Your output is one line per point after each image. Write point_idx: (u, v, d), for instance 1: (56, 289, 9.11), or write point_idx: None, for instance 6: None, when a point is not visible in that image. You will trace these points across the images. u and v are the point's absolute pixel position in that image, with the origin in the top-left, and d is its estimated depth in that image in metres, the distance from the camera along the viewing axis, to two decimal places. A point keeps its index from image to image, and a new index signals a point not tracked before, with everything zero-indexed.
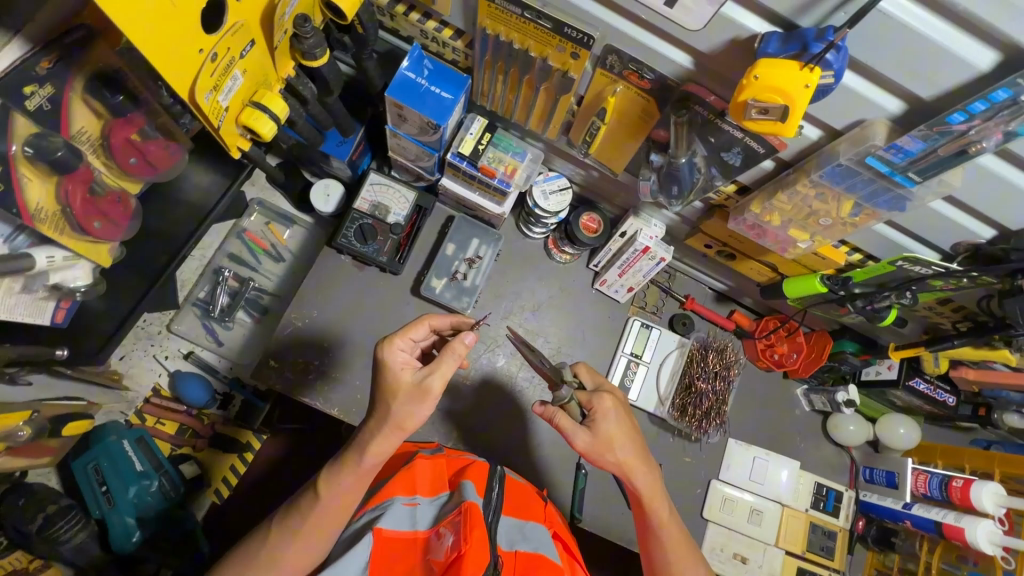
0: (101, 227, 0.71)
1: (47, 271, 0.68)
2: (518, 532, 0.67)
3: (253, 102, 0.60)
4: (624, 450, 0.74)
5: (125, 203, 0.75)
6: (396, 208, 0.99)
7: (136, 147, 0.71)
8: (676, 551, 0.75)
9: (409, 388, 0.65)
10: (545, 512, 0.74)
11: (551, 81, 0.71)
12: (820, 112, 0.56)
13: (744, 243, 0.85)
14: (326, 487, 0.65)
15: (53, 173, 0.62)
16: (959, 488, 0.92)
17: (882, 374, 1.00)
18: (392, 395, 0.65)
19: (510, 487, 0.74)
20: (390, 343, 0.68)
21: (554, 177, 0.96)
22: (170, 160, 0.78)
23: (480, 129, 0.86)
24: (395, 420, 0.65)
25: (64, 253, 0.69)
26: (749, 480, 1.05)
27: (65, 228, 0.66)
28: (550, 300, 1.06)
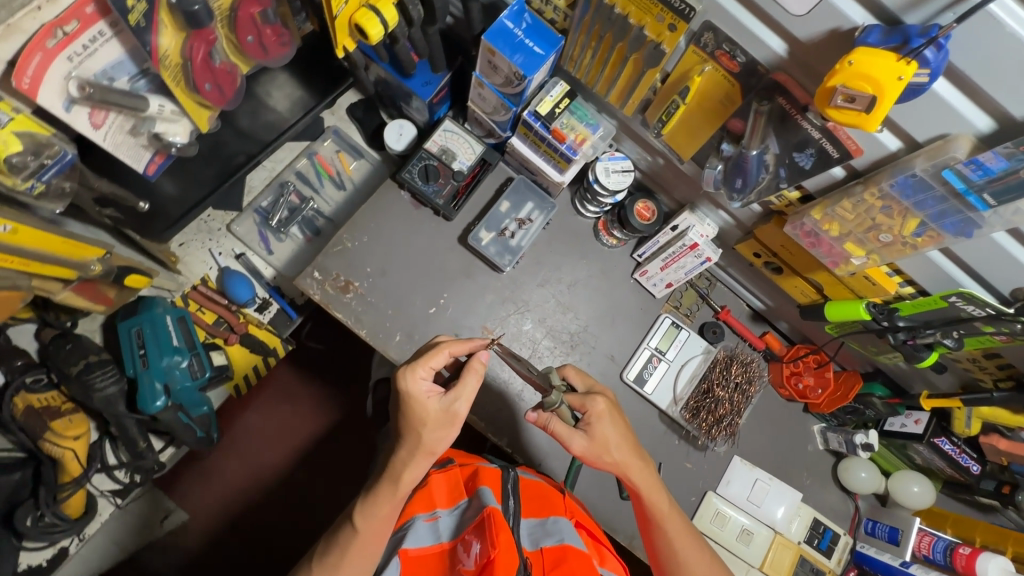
0: (211, 90, 0.77)
1: (155, 119, 0.75)
2: (541, 530, 0.69)
3: (370, 5, 0.71)
4: (616, 452, 0.76)
5: (234, 77, 0.80)
6: (462, 156, 1.03)
7: (255, 25, 0.76)
8: (685, 547, 0.77)
9: (438, 415, 0.71)
10: (566, 505, 0.76)
11: (642, 52, 0.73)
12: (905, 118, 0.56)
13: (795, 256, 0.85)
14: (359, 520, 0.70)
15: (184, 27, 0.67)
16: (964, 557, 0.89)
17: (906, 427, 0.98)
18: (422, 424, 0.71)
19: (526, 487, 0.77)
20: (412, 373, 0.71)
21: (620, 158, 0.98)
22: (280, 49, 0.83)
23: (561, 93, 0.90)
24: (426, 445, 0.71)
25: (173, 107, 0.76)
26: (745, 500, 1.03)
27: (181, 80, 0.73)
28: (587, 279, 1.08)
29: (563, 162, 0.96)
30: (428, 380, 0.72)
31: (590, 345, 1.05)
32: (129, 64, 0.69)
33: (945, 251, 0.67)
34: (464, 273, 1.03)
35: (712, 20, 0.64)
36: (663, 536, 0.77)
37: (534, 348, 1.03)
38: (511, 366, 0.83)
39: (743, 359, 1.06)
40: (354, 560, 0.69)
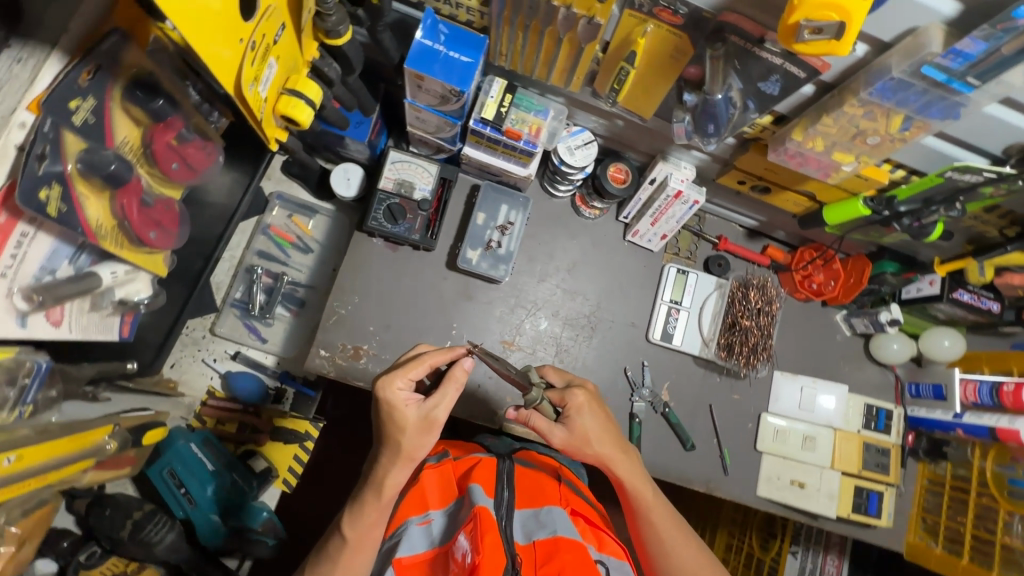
0: (157, 236, 0.73)
1: (112, 287, 0.72)
2: (534, 521, 0.66)
3: (288, 89, 0.65)
4: (602, 445, 0.76)
5: (172, 208, 0.77)
6: (420, 182, 0.98)
7: (176, 151, 0.72)
8: (673, 536, 0.76)
9: (416, 422, 0.70)
10: (563, 493, 0.73)
11: (575, 30, 0.68)
12: (871, 27, 0.54)
13: (781, 175, 0.84)
14: (346, 528, 0.69)
15: (106, 189, 0.63)
16: (1010, 394, 0.94)
17: (924, 291, 0.99)
18: (402, 433, 0.70)
19: (523, 477, 0.74)
20: (391, 382, 0.70)
21: (578, 131, 0.94)
22: (208, 161, 0.78)
23: (500, 91, 0.86)
24: (406, 451, 0.70)
25: (125, 267, 0.73)
26: (798, 410, 1.07)
27: (122, 240, 0.68)
28: (584, 258, 1.07)
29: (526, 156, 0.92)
30: (408, 389, 0.71)
31: (608, 320, 1.06)
32: (65, 246, 0.63)
33: (936, 134, 0.67)
34: (465, 296, 1.01)
35: None
36: (647, 520, 0.77)
37: (558, 342, 1.03)
38: (491, 367, 0.76)
39: (756, 282, 1.06)
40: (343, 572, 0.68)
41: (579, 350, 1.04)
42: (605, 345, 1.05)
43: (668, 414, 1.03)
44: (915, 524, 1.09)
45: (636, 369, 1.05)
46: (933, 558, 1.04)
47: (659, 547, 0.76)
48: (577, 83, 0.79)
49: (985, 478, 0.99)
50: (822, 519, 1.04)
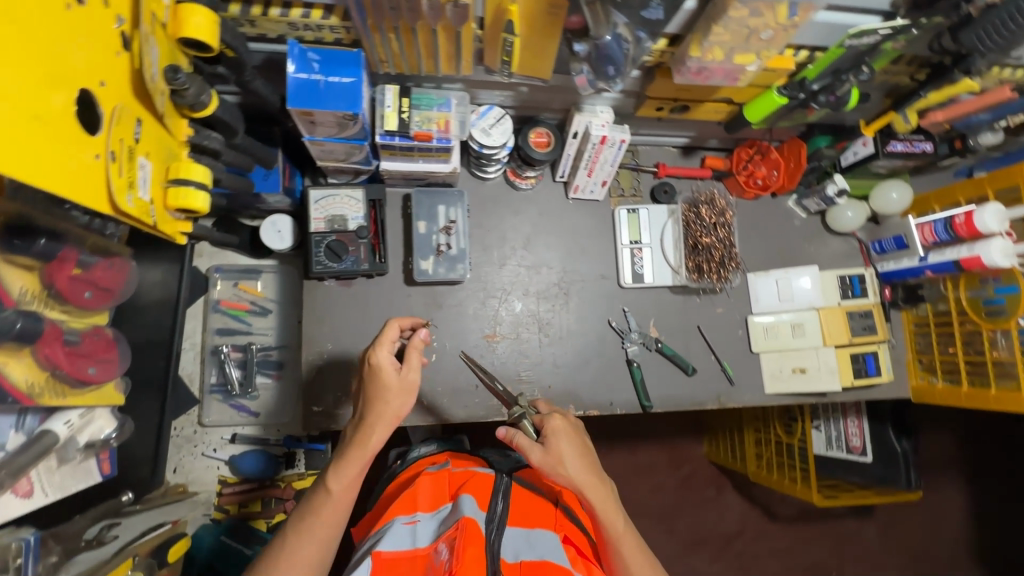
0: (96, 371, 0.79)
1: (74, 434, 0.78)
2: (522, 542, 0.72)
3: (172, 181, 0.65)
4: (573, 467, 0.79)
5: (101, 335, 0.82)
6: (351, 212, 0.95)
7: (82, 279, 0.75)
8: (637, 565, 0.80)
9: (394, 386, 0.74)
10: (557, 521, 0.80)
11: (446, 17, 0.66)
12: None
13: (694, 91, 0.84)
14: (332, 482, 0.74)
15: (22, 347, 0.67)
16: (964, 224, 0.98)
17: (860, 154, 1.02)
18: (382, 397, 0.74)
19: (518, 497, 0.82)
20: (378, 346, 0.76)
21: (487, 110, 0.91)
22: (118, 277, 0.82)
23: (396, 98, 0.82)
24: (389, 411, 0.75)
25: (78, 412, 0.78)
26: (778, 302, 1.10)
27: (62, 389, 0.74)
28: (537, 229, 1.06)
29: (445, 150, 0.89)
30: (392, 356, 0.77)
31: (578, 280, 1.06)
32: (6, 417, 0.69)
33: (828, 7, 0.67)
34: (435, 306, 1.01)
35: None
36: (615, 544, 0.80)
37: (538, 317, 1.04)
38: (484, 384, 0.89)
39: (704, 197, 1.05)
40: (324, 521, 0.74)
41: (560, 318, 1.05)
42: (583, 305, 1.06)
43: (662, 347, 1.06)
44: (915, 368, 1.16)
45: (619, 318, 1.07)
46: (937, 393, 1.10)
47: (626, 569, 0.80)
48: (469, 65, 0.77)
49: (963, 307, 1.04)
50: (831, 394, 1.08)
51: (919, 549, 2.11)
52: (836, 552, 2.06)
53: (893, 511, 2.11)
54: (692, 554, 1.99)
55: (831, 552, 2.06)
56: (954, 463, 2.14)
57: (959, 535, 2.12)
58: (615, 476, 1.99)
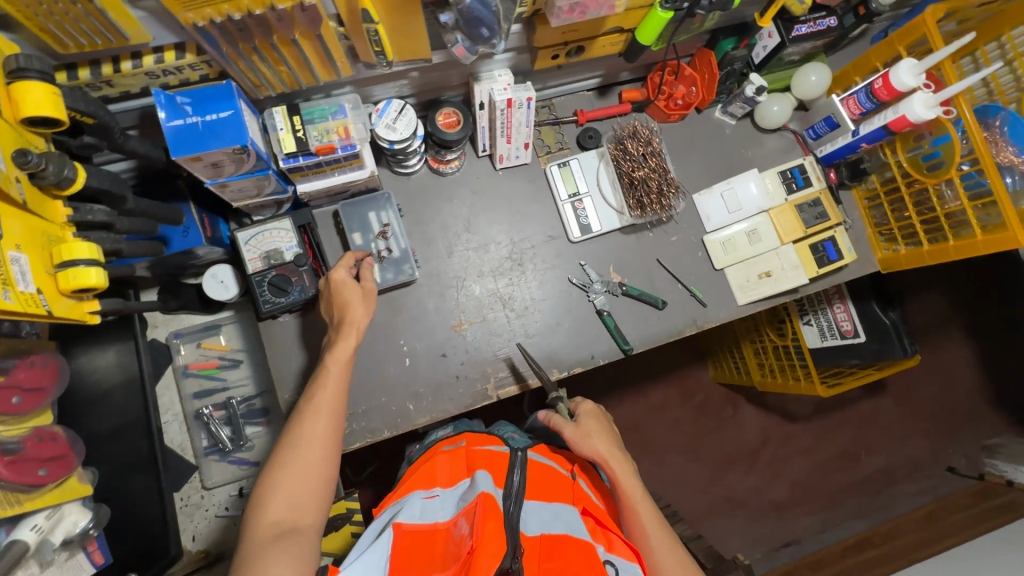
0: (49, 470, 0.84)
1: (49, 535, 0.83)
2: (543, 516, 0.73)
3: (59, 265, 0.62)
4: (600, 442, 0.88)
5: (53, 435, 0.89)
6: (284, 243, 0.94)
7: (9, 387, 0.81)
8: (655, 532, 0.83)
9: (359, 291, 0.87)
10: (576, 495, 0.81)
11: (298, 23, 0.63)
12: None
13: (581, 30, 0.81)
14: (328, 360, 0.81)
15: None
16: (882, 88, 0.98)
17: (768, 46, 1.03)
18: (351, 295, 0.86)
19: (536, 470, 0.82)
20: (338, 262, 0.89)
21: (386, 105, 0.89)
22: (44, 376, 0.89)
23: (286, 118, 0.79)
24: (359, 298, 0.86)
25: (45, 514, 0.83)
26: (729, 214, 1.10)
27: (15, 496, 0.78)
28: (475, 209, 1.05)
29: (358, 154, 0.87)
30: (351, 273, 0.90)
31: (529, 247, 1.06)
32: None
33: None
34: (395, 311, 1.00)
35: None
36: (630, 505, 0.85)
37: (500, 294, 1.04)
38: (503, 378, 1.01)
39: (628, 132, 1.04)
40: (325, 399, 0.78)
41: (521, 289, 1.05)
42: (540, 270, 1.05)
43: (627, 289, 1.06)
44: (878, 241, 1.16)
45: (578, 273, 1.06)
46: (902, 259, 1.10)
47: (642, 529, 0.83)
48: (347, 65, 0.75)
49: (905, 170, 1.05)
50: (801, 289, 1.09)
51: (937, 407, 2.16)
52: (860, 434, 2.12)
53: (904, 380, 2.16)
54: (726, 474, 2.04)
55: (856, 435, 2.12)
56: (950, 318, 2.18)
57: (972, 384, 2.18)
58: (631, 421, 2.02)
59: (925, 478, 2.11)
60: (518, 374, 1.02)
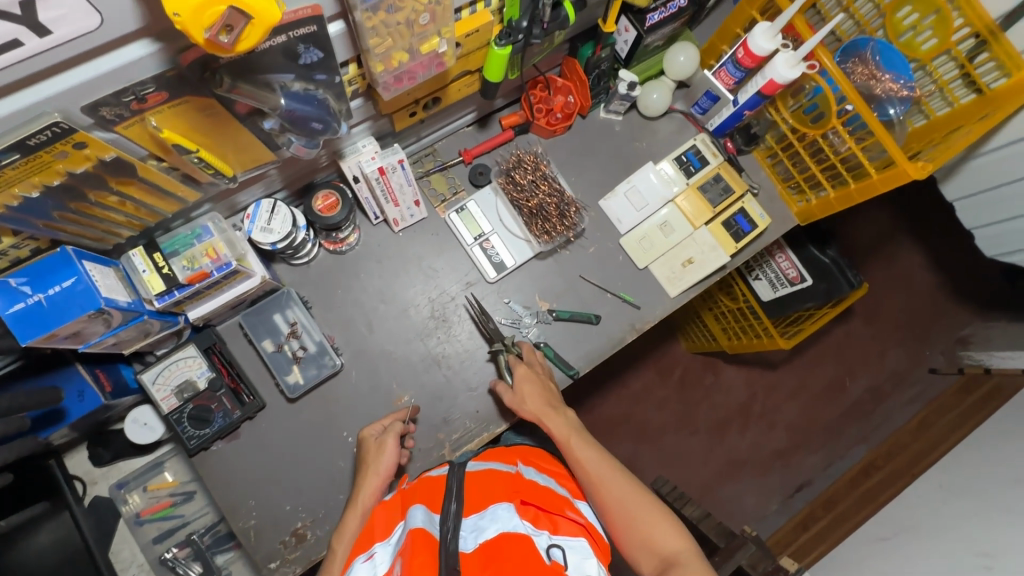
0: None
1: None
2: (480, 524, 0.67)
3: None
4: (534, 404, 0.89)
5: None
6: (195, 372, 0.89)
7: None
8: (598, 471, 0.82)
9: (377, 450, 0.86)
10: (515, 488, 0.75)
11: (110, 176, 0.59)
12: None
13: (426, 87, 0.78)
14: (335, 541, 0.79)
15: None
16: (746, 56, 0.97)
17: (629, 39, 1.02)
18: (372, 460, 0.85)
19: (472, 481, 0.76)
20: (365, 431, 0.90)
21: (256, 208, 0.86)
22: None
23: (146, 258, 0.74)
24: (376, 468, 0.84)
25: None
26: (637, 212, 1.08)
27: None
28: (385, 278, 1.02)
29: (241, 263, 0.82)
30: (376, 431, 0.90)
31: (449, 300, 1.03)
32: None
33: None
34: (329, 406, 0.96)
35: (84, 100, 0.49)
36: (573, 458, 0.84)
37: (432, 356, 1.01)
38: (458, 439, 0.98)
39: (512, 162, 1.02)
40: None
41: (452, 345, 1.02)
42: (467, 320, 1.03)
43: (557, 314, 1.04)
44: (790, 195, 1.16)
45: (506, 312, 1.04)
46: (815, 210, 1.10)
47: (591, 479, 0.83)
48: (189, 191, 0.70)
49: (792, 126, 1.05)
50: (726, 266, 1.08)
51: (905, 316, 2.20)
52: (840, 362, 2.15)
53: (867, 299, 2.20)
54: (723, 438, 2.05)
55: (837, 365, 2.15)
56: (896, 229, 2.22)
57: (932, 285, 2.22)
58: (620, 414, 2.01)
59: (911, 387, 2.15)
60: (471, 431, 0.99)
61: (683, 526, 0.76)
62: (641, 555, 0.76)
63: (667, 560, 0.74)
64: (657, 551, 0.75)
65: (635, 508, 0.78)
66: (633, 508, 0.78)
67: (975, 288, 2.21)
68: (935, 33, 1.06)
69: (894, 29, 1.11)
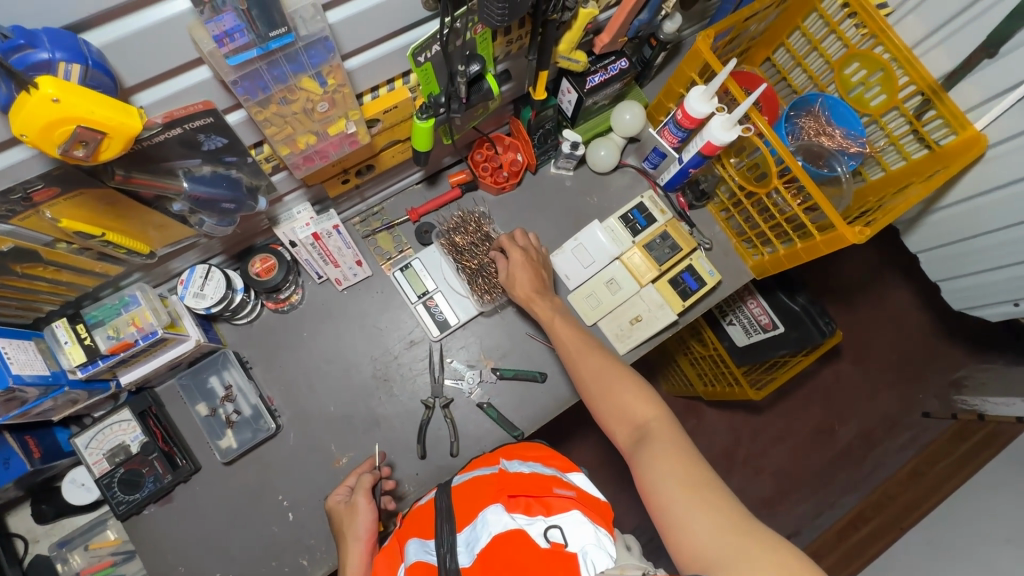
0: None
1: None
2: (472, 537, 0.66)
3: None
4: (522, 286, 0.95)
5: None
6: (127, 436, 0.90)
7: None
8: (579, 354, 0.88)
9: (349, 511, 0.84)
10: (502, 486, 0.72)
11: (14, 262, 0.61)
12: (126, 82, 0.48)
13: (352, 158, 0.80)
14: None
15: None
16: (684, 117, 0.97)
17: (572, 100, 1.02)
18: (347, 523, 0.83)
19: (460, 493, 0.74)
20: (329, 498, 0.88)
21: (190, 274, 0.87)
22: None
23: (68, 330, 0.75)
24: (355, 532, 0.81)
25: None
26: (583, 268, 1.07)
27: None
28: (328, 337, 1.02)
29: (172, 329, 0.82)
30: (340, 493, 0.88)
31: (391, 359, 1.02)
32: None
33: (345, 56, 0.62)
34: (266, 469, 0.95)
35: None
36: (560, 344, 0.90)
37: (374, 417, 1.00)
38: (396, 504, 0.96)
39: (454, 223, 1.03)
40: None
41: (393, 404, 1.01)
42: (410, 379, 1.02)
43: (501, 373, 1.02)
44: (745, 249, 1.14)
45: (449, 370, 1.03)
46: (767, 265, 1.08)
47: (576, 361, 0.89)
48: (108, 265, 0.72)
49: (739, 183, 1.04)
50: (675, 324, 1.06)
51: (896, 356, 2.14)
52: (828, 405, 2.09)
53: (856, 339, 2.14)
54: None
55: (825, 408, 2.09)
56: (882, 269, 2.19)
57: (924, 325, 2.16)
58: None
59: (904, 432, 2.08)
60: (410, 495, 0.96)
61: (654, 397, 0.80)
62: (617, 424, 0.81)
63: (641, 428, 0.78)
64: (632, 420, 0.80)
65: (614, 382, 0.83)
66: (609, 386, 0.83)
67: (970, 327, 2.14)
68: (883, 90, 1.06)
69: (843, 86, 1.11)
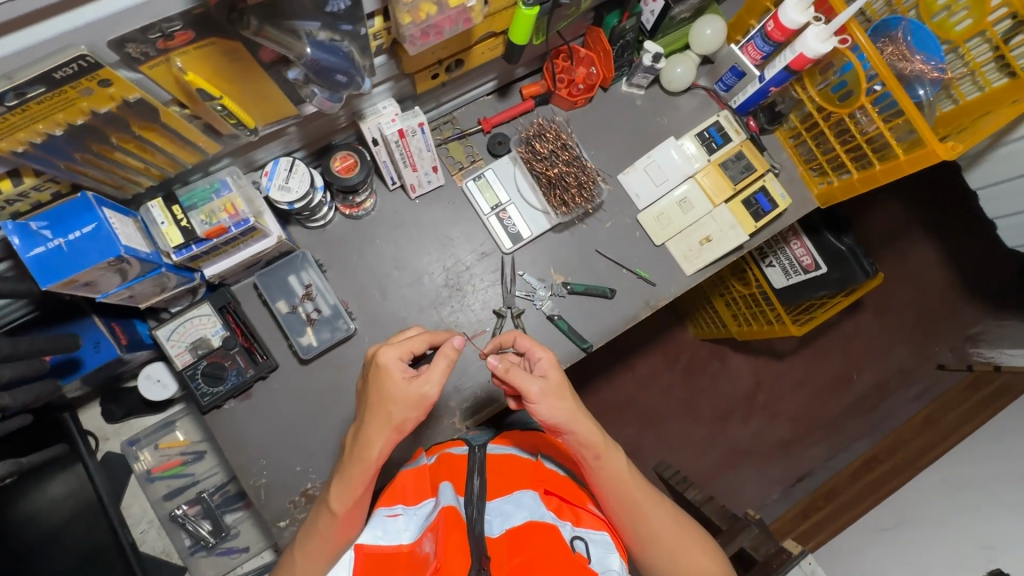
0: None
1: None
2: (506, 508, 0.68)
3: None
4: (564, 404, 0.74)
5: None
6: (209, 330, 0.90)
7: None
8: (646, 503, 0.77)
9: (402, 395, 0.72)
10: (538, 476, 0.76)
11: (128, 118, 0.59)
12: None
13: (451, 45, 0.77)
14: (336, 501, 0.73)
15: None
16: (776, 29, 0.95)
17: (655, 10, 0.99)
18: (387, 402, 0.72)
19: (495, 463, 0.77)
20: (380, 349, 0.74)
21: (273, 166, 0.85)
22: None
23: (164, 210, 0.74)
24: (394, 423, 0.72)
25: None
26: (656, 187, 1.07)
27: None
28: (400, 245, 1.01)
29: (259, 221, 0.80)
30: (399, 355, 0.75)
31: (463, 270, 1.02)
32: None
33: None
34: (342, 370, 0.96)
35: (111, 35, 0.49)
36: (619, 499, 0.76)
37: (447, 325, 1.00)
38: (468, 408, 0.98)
39: (533, 131, 1.01)
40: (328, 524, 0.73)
41: (465, 313, 1.01)
42: (480, 291, 1.02)
43: (572, 287, 1.02)
44: (811, 176, 1.13)
45: (520, 284, 1.03)
46: (837, 192, 1.07)
47: (638, 516, 0.76)
48: (210, 141, 0.70)
49: (818, 104, 1.03)
50: (743, 247, 1.06)
51: (916, 311, 2.18)
52: (847, 354, 2.14)
53: (879, 291, 2.18)
54: (727, 426, 2.06)
55: (844, 357, 2.14)
56: (910, 224, 2.19)
57: (945, 282, 2.19)
58: (626, 397, 2.03)
59: (917, 382, 2.14)
60: (483, 400, 0.98)
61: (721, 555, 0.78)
62: None
63: None
64: None
65: (681, 535, 0.77)
66: (679, 543, 0.76)
67: (991, 284, 2.17)
68: (970, 14, 1.03)
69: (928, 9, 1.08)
